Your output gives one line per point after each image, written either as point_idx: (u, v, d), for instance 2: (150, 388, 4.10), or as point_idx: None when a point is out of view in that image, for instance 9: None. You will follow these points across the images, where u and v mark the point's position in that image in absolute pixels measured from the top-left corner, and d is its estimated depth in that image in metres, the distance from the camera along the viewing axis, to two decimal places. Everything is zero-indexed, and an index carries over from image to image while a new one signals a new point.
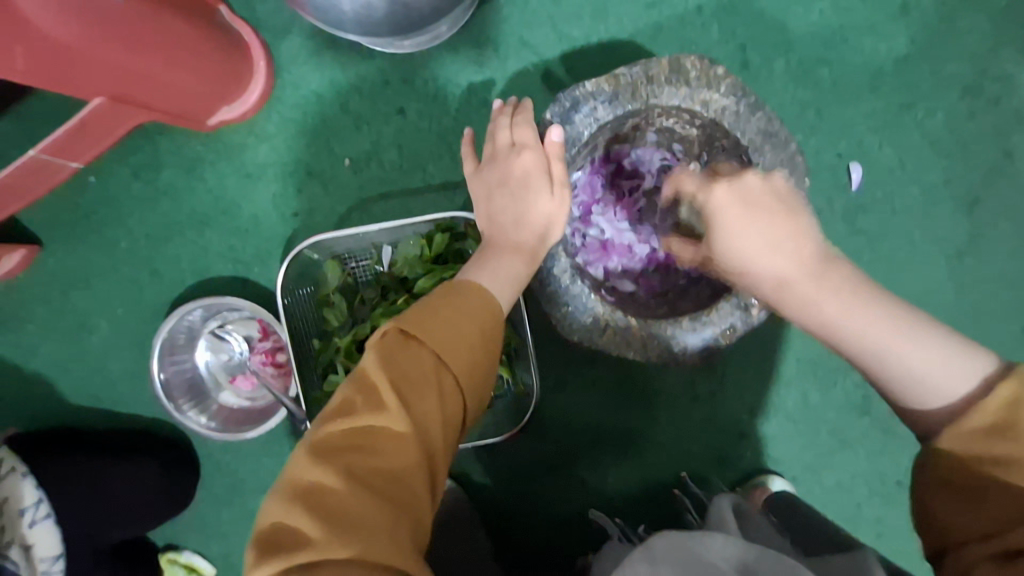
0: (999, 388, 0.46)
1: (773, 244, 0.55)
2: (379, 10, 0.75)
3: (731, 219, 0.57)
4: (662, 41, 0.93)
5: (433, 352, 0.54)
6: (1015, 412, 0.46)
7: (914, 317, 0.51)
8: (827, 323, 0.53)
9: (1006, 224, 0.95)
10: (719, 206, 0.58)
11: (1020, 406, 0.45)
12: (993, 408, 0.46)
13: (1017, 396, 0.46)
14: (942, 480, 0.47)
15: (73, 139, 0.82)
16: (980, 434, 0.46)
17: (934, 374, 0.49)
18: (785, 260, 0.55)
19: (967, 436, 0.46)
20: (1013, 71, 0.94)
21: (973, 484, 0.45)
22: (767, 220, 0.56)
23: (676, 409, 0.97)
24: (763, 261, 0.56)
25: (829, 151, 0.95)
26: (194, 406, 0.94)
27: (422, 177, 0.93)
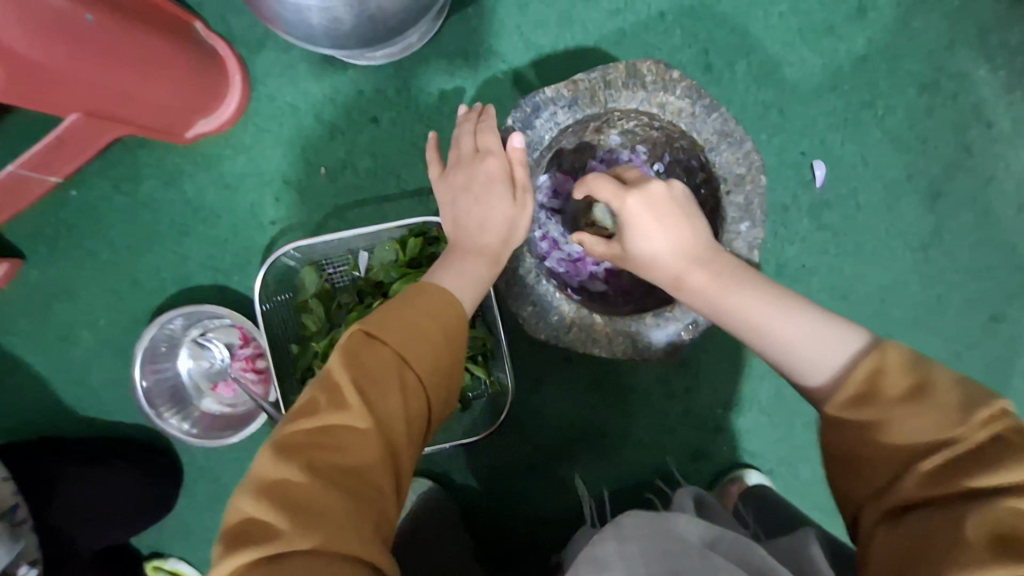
0: (877, 361, 0.51)
1: (656, 235, 0.66)
2: (346, 23, 0.77)
3: (632, 218, 0.67)
4: (626, 47, 0.95)
5: (394, 353, 0.57)
6: (880, 377, 0.50)
7: (789, 304, 0.59)
8: (711, 303, 0.63)
9: (969, 216, 0.97)
10: (630, 213, 0.67)
11: (885, 371, 0.50)
12: (862, 375, 0.51)
13: (883, 362, 0.51)
14: (837, 453, 0.51)
15: (50, 154, 0.83)
16: (850, 401, 0.51)
17: (811, 354, 0.55)
18: (668, 252, 0.66)
19: (845, 405, 0.51)
20: (969, 69, 0.96)
21: (857, 450, 0.49)
22: (656, 216, 0.67)
23: (651, 405, 0.99)
24: (654, 249, 0.66)
25: (793, 149, 0.97)
26: (176, 412, 0.96)
27: (396, 184, 0.95)
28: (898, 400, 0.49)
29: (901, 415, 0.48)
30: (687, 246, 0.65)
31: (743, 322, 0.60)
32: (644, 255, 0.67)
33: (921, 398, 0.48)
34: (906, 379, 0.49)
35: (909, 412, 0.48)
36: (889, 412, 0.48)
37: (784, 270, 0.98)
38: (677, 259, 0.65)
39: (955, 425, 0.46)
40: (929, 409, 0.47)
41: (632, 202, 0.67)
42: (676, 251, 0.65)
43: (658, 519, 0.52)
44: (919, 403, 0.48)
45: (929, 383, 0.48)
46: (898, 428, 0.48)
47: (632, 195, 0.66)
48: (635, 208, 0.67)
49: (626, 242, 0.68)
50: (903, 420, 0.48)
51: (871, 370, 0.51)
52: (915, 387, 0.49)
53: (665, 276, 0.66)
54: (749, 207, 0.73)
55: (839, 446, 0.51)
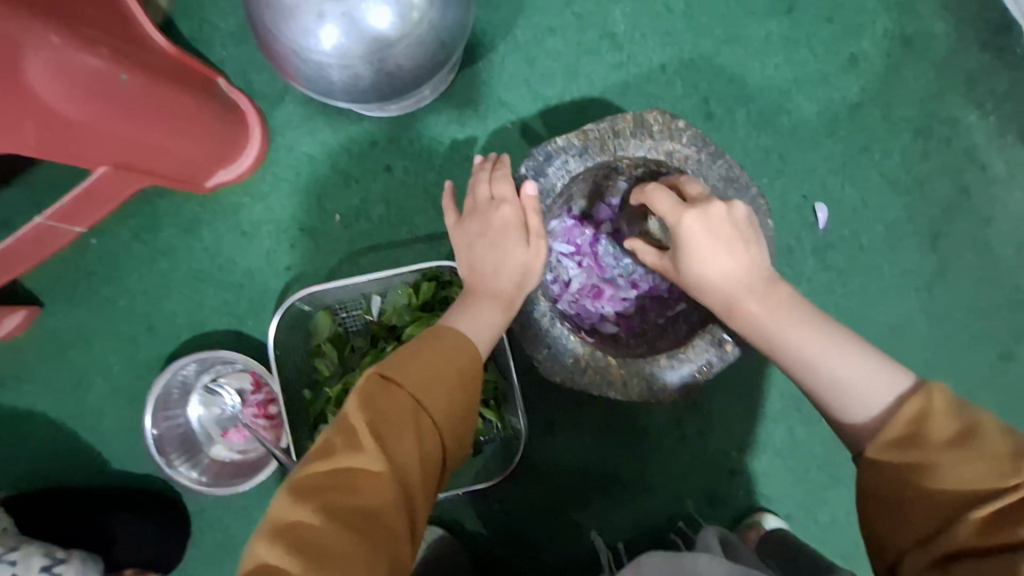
0: (924, 403, 0.52)
1: (721, 254, 0.64)
2: (366, 79, 0.81)
3: (693, 235, 0.65)
4: (630, 98, 1.00)
5: (410, 395, 0.57)
6: (925, 422, 0.51)
7: (855, 345, 0.59)
8: (771, 324, 0.62)
9: (970, 255, 0.99)
10: (687, 230, 0.65)
11: (932, 414, 0.51)
12: (908, 418, 0.52)
13: (929, 406, 0.52)
14: (879, 494, 0.51)
15: (77, 206, 0.85)
16: (896, 445, 0.51)
17: (865, 390, 0.56)
18: (732, 271, 0.64)
19: (891, 445, 0.51)
20: (960, 115, 1.00)
21: (903, 493, 0.49)
22: (720, 236, 0.65)
23: (665, 448, 0.98)
24: (711, 266, 0.65)
25: (795, 192, 1.00)
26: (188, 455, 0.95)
27: (409, 230, 0.98)
28: (947, 444, 0.49)
29: (949, 459, 0.48)
30: (750, 270, 0.64)
31: (789, 340, 0.61)
32: (704, 271, 0.65)
33: (969, 444, 0.48)
34: (952, 424, 0.50)
35: (959, 461, 0.48)
36: (938, 457, 0.48)
37: None
38: (738, 281, 0.64)
39: (1006, 474, 0.46)
40: (977, 456, 0.48)
41: (692, 219, 0.65)
42: (738, 276, 0.64)
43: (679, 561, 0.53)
44: (969, 448, 0.48)
45: (974, 430, 0.49)
46: (947, 474, 0.48)
47: (692, 213, 0.64)
48: (694, 225, 0.65)
49: (681, 257, 0.67)
50: (954, 466, 0.48)
51: (913, 417, 0.52)
52: (961, 433, 0.49)
53: (718, 293, 0.65)
54: None
55: (879, 487, 0.51)
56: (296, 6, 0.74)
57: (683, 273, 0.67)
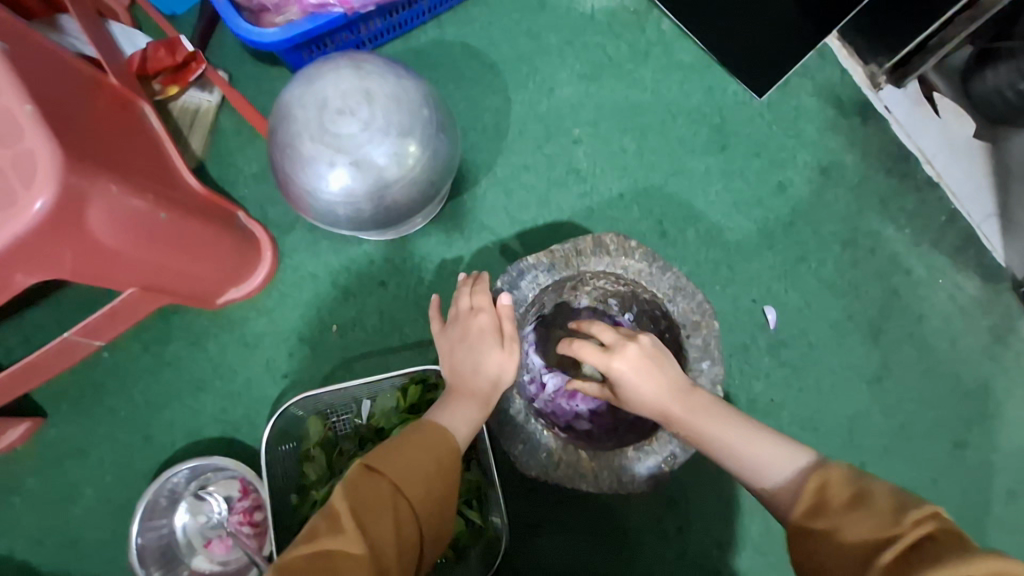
0: (821, 478, 0.61)
1: (649, 385, 0.71)
2: (366, 212, 0.95)
3: (623, 371, 0.72)
4: (594, 220, 1.16)
5: (392, 484, 0.63)
6: (826, 491, 0.60)
7: (774, 441, 0.67)
8: (700, 438, 0.69)
9: (911, 350, 1.09)
10: (615, 371, 0.72)
11: (830, 486, 0.60)
12: (811, 491, 0.61)
13: (826, 479, 0.61)
14: (807, 565, 0.58)
15: (103, 323, 0.94)
16: (807, 514, 0.59)
17: (773, 472, 0.65)
18: (659, 398, 0.71)
19: (803, 515, 0.60)
20: (879, 229, 1.16)
21: (821, 557, 0.56)
22: (645, 369, 0.71)
23: (647, 547, 0.99)
24: (645, 395, 0.71)
25: (745, 297, 1.12)
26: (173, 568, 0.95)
27: (399, 337, 1.07)
28: (843, 508, 0.57)
29: (845, 519, 0.56)
30: (671, 396, 0.71)
31: (720, 451, 0.68)
32: (639, 405, 0.72)
33: (859, 504, 0.57)
34: (846, 489, 0.59)
35: (853, 519, 0.56)
36: (838, 519, 0.57)
37: (755, 405, 1.07)
38: (666, 402, 0.71)
39: (892, 526, 0.54)
40: (867, 513, 0.56)
41: (619, 360, 0.72)
42: (662, 399, 0.71)
43: None
44: (860, 507, 0.56)
45: (866, 492, 0.58)
46: (846, 531, 0.56)
47: (617, 359, 0.71)
48: (623, 363, 0.72)
49: (619, 391, 0.74)
50: (850, 524, 0.56)
51: (817, 486, 0.61)
52: (854, 495, 0.58)
53: (652, 414, 0.72)
54: (708, 347, 0.85)
55: (804, 556, 0.58)
56: (311, 156, 0.90)
57: (623, 397, 0.74)
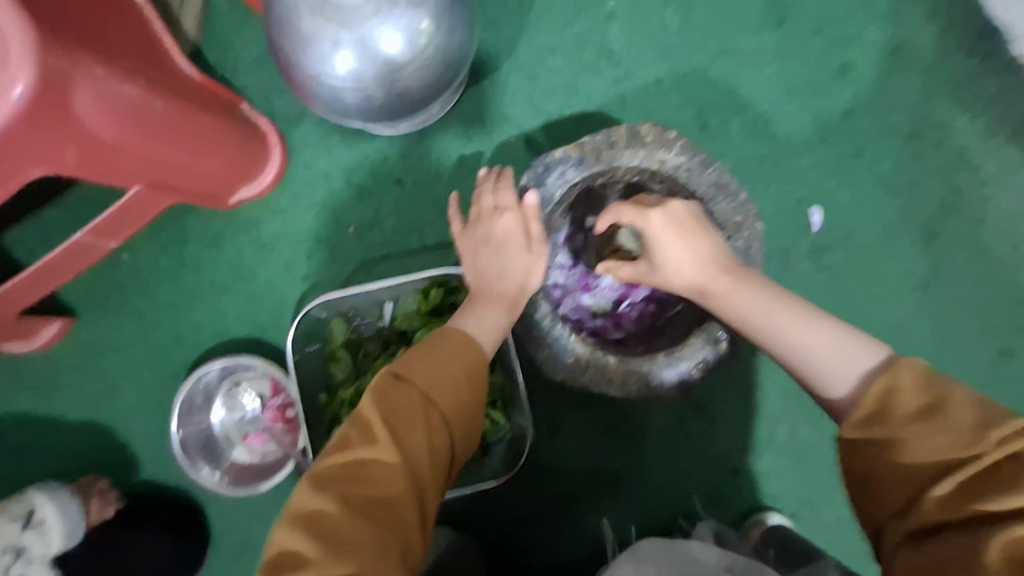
0: (888, 382, 0.54)
1: (681, 251, 0.71)
2: (377, 100, 0.86)
3: (655, 233, 0.72)
4: (628, 110, 1.05)
5: (420, 392, 0.61)
6: (893, 398, 0.53)
7: (830, 326, 0.62)
8: (754, 313, 0.66)
9: (965, 255, 1.02)
10: (653, 228, 0.72)
11: (898, 392, 0.53)
12: (876, 396, 0.54)
13: (895, 383, 0.53)
14: (859, 473, 0.53)
15: (114, 221, 0.91)
16: (866, 421, 0.53)
17: (835, 366, 0.58)
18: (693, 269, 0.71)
19: (858, 424, 0.53)
20: (950, 118, 1.03)
21: (877, 470, 0.51)
22: (679, 234, 0.71)
23: (668, 446, 1.01)
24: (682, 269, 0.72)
25: (789, 198, 1.03)
26: (30, 501, 0.88)
27: (419, 239, 1.03)
28: (911, 418, 0.51)
29: (915, 434, 0.50)
30: (710, 259, 0.71)
31: (760, 325, 0.65)
32: (668, 270, 0.73)
33: (934, 418, 0.50)
34: (918, 398, 0.51)
35: (921, 433, 0.50)
36: (902, 432, 0.51)
37: None
38: (703, 272, 0.71)
39: (970, 444, 0.48)
40: (940, 429, 0.49)
41: (654, 220, 0.72)
42: (699, 261, 0.71)
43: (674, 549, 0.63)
44: (933, 423, 0.50)
45: (942, 402, 0.51)
46: (913, 447, 0.50)
47: (655, 212, 0.71)
48: (658, 225, 0.71)
49: (653, 257, 0.74)
50: (919, 437, 0.50)
51: (881, 393, 0.53)
52: (927, 408, 0.51)
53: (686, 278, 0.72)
54: (749, 251, 0.79)
55: (857, 465, 0.53)
56: (313, 34, 0.80)
57: (656, 271, 0.74)
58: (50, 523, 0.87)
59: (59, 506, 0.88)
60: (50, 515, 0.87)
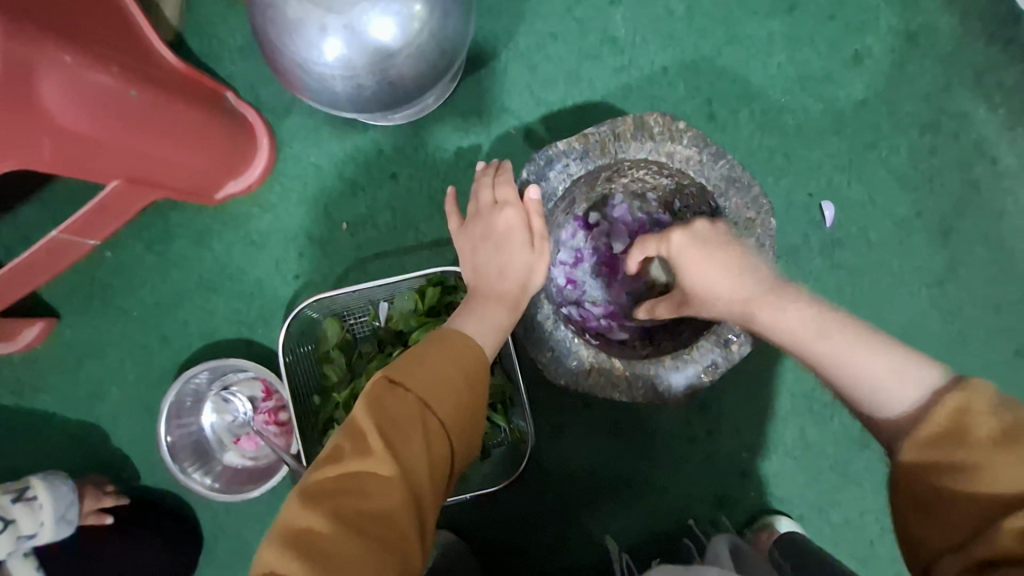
0: (957, 404, 0.49)
1: (713, 268, 0.69)
2: (369, 89, 0.82)
3: (680, 254, 0.72)
4: (632, 100, 1.00)
5: (417, 399, 0.58)
6: (964, 418, 0.48)
7: (886, 343, 0.57)
8: (796, 329, 0.62)
9: (982, 251, 0.98)
10: (675, 248, 0.72)
11: (971, 413, 0.48)
12: (940, 421, 0.49)
13: (968, 403, 0.49)
14: (915, 499, 0.48)
15: (90, 220, 0.87)
16: (931, 443, 0.49)
17: (890, 390, 0.54)
18: (736, 286, 0.67)
19: (923, 445, 0.49)
20: (968, 108, 0.99)
21: (938, 498, 0.47)
22: (704, 251, 0.70)
23: (674, 449, 0.98)
24: (712, 289, 0.69)
25: (800, 192, 0.99)
26: (27, 481, 0.86)
27: (415, 236, 0.99)
28: (992, 443, 0.46)
29: (1000, 462, 0.45)
30: (749, 276, 0.67)
31: (810, 347, 0.60)
32: (700, 289, 0.70)
33: (1014, 444, 0.45)
34: (993, 422, 0.47)
35: (1004, 460, 0.45)
36: (981, 457, 0.46)
37: None
38: (744, 288, 0.67)
39: None
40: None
41: (676, 240, 0.72)
42: (736, 285, 0.67)
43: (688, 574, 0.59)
44: (1015, 449, 0.45)
45: None
46: (992, 475, 0.45)
47: (675, 233, 0.72)
48: (679, 244, 0.72)
49: (684, 281, 0.72)
50: (1001, 465, 0.45)
51: (955, 414, 0.49)
52: (1005, 432, 0.46)
53: (734, 301, 0.67)
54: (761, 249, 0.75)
55: (915, 492, 0.48)
56: (299, 19, 0.75)
57: (691, 298, 0.72)
58: (43, 501, 0.84)
59: (55, 488, 0.86)
60: (44, 494, 0.85)
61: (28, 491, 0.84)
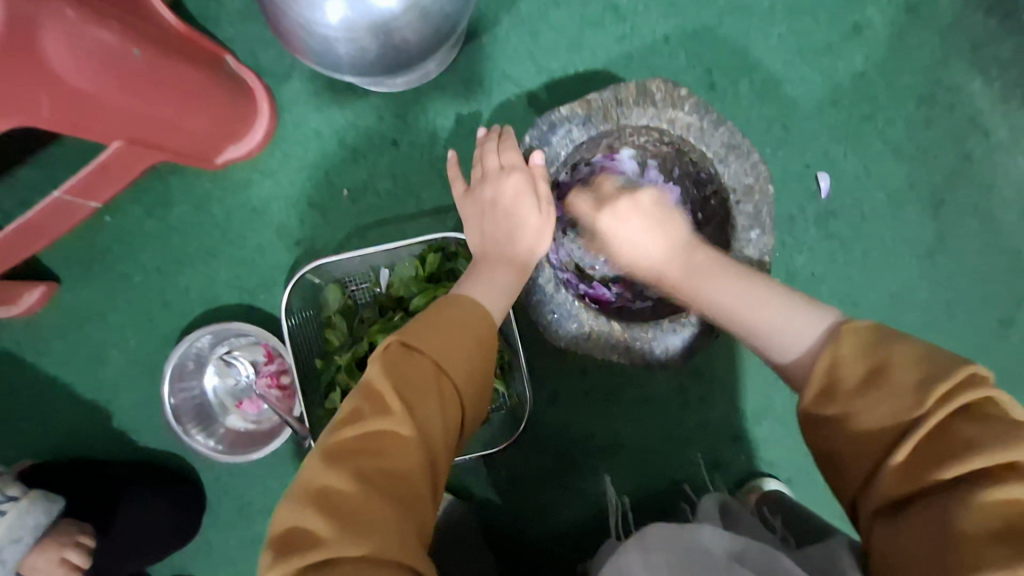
0: (835, 348, 0.51)
1: (640, 238, 0.71)
2: (372, 52, 0.82)
3: (613, 226, 0.73)
4: (633, 69, 1.00)
5: (433, 362, 0.59)
6: (838, 368, 0.50)
7: (769, 287, 0.60)
8: (690, 290, 0.65)
9: (973, 223, 1.00)
10: (606, 222, 0.74)
11: (842, 359, 0.50)
12: (822, 368, 0.51)
13: (839, 350, 0.51)
14: (826, 451, 0.51)
15: (92, 181, 0.87)
16: (820, 397, 0.51)
17: (786, 333, 0.56)
18: (654, 253, 0.69)
19: (814, 399, 0.51)
20: (964, 81, 1.00)
21: (840, 449, 0.49)
22: (643, 219, 0.72)
23: (669, 413, 1.00)
24: (641, 255, 0.71)
25: (797, 163, 1.00)
26: (23, 489, 0.85)
27: (416, 204, 0.99)
28: (858, 387, 0.49)
29: (864, 405, 0.48)
30: (666, 248, 0.69)
31: (706, 304, 0.64)
32: (625, 251, 0.73)
33: (878, 381, 0.48)
34: (861, 365, 0.49)
35: (869, 402, 0.48)
36: (851, 403, 0.49)
37: (793, 279, 1.00)
38: (658, 256, 0.69)
39: (915, 405, 0.46)
40: (886, 395, 0.47)
41: (609, 214, 0.74)
42: (654, 253, 0.69)
43: (682, 532, 0.59)
44: (874, 389, 0.48)
45: (886, 365, 0.48)
46: (862, 416, 0.48)
47: (607, 210, 0.74)
48: (614, 218, 0.74)
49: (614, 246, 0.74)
50: (867, 407, 0.48)
51: (828, 363, 0.51)
52: (869, 372, 0.49)
53: (647, 267, 0.71)
54: (759, 216, 0.76)
55: (822, 444, 0.51)
56: None
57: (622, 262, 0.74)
58: (7, 520, 0.81)
59: (29, 513, 0.83)
60: (13, 516, 0.82)
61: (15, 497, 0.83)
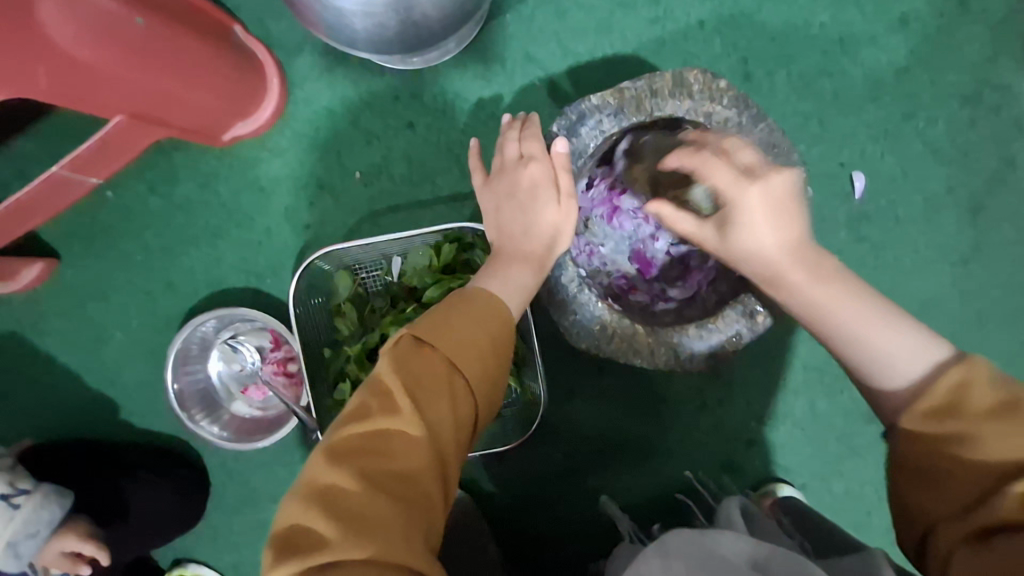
0: (960, 376, 0.49)
1: (773, 226, 0.56)
2: (391, 28, 0.76)
3: (750, 205, 0.56)
4: (665, 55, 0.95)
5: (445, 359, 0.56)
6: (964, 392, 0.48)
7: (888, 313, 0.55)
8: (816, 304, 0.56)
9: (1011, 230, 0.96)
10: (748, 202, 0.56)
11: (971, 385, 0.48)
12: (945, 390, 0.49)
13: (969, 376, 0.48)
14: (913, 465, 0.49)
15: (94, 156, 0.83)
16: (930, 413, 0.48)
17: (896, 360, 0.52)
18: (778, 249, 0.56)
19: (924, 416, 0.48)
20: (1013, 81, 0.95)
21: (935, 465, 0.47)
22: (780, 209, 0.56)
23: (685, 416, 0.98)
24: (762, 245, 0.56)
25: (832, 161, 0.96)
26: (36, 483, 0.84)
27: (431, 189, 0.95)
28: (987, 413, 0.46)
29: (990, 431, 0.45)
30: (799, 244, 0.56)
31: (817, 314, 0.56)
32: (750, 244, 0.57)
33: (1012, 414, 0.45)
34: (991, 395, 0.47)
35: (999, 430, 0.45)
36: (975, 427, 0.46)
37: None
38: (785, 253, 0.56)
39: None
40: (1018, 428, 0.45)
41: (753, 188, 0.56)
42: (785, 248, 0.56)
43: (700, 537, 0.54)
44: (1009, 421, 0.45)
45: (1020, 401, 0.46)
46: (985, 443, 0.45)
47: (758, 183, 0.55)
48: (755, 196, 0.56)
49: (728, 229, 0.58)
50: (1000, 437, 0.45)
51: (954, 386, 0.48)
52: (1002, 404, 0.46)
53: (767, 262, 0.57)
54: None
55: (913, 458, 0.48)
56: None
57: (725, 249, 0.59)
58: (22, 512, 0.80)
59: (46, 506, 0.83)
60: (26, 511, 0.81)
61: (31, 491, 0.82)
